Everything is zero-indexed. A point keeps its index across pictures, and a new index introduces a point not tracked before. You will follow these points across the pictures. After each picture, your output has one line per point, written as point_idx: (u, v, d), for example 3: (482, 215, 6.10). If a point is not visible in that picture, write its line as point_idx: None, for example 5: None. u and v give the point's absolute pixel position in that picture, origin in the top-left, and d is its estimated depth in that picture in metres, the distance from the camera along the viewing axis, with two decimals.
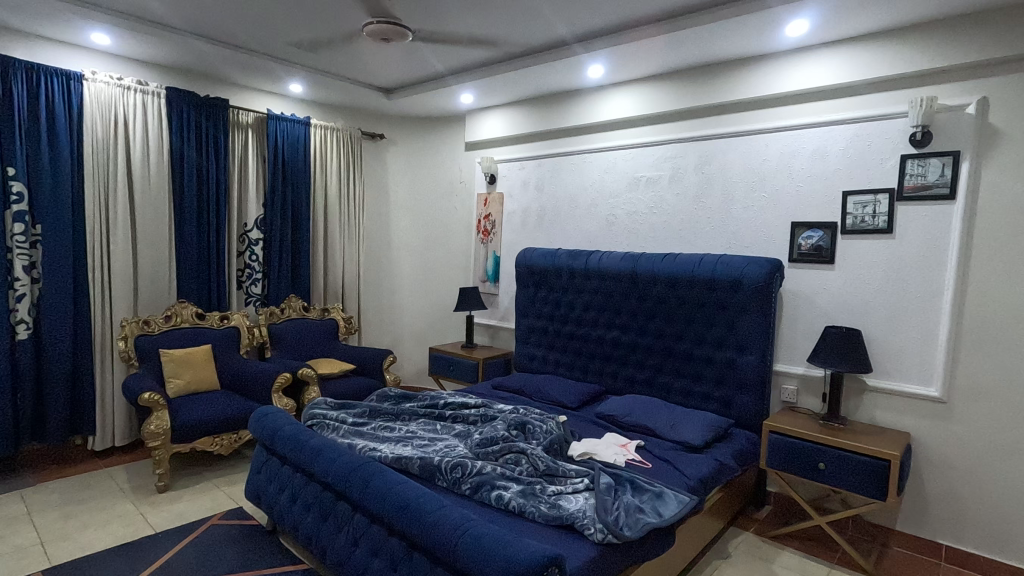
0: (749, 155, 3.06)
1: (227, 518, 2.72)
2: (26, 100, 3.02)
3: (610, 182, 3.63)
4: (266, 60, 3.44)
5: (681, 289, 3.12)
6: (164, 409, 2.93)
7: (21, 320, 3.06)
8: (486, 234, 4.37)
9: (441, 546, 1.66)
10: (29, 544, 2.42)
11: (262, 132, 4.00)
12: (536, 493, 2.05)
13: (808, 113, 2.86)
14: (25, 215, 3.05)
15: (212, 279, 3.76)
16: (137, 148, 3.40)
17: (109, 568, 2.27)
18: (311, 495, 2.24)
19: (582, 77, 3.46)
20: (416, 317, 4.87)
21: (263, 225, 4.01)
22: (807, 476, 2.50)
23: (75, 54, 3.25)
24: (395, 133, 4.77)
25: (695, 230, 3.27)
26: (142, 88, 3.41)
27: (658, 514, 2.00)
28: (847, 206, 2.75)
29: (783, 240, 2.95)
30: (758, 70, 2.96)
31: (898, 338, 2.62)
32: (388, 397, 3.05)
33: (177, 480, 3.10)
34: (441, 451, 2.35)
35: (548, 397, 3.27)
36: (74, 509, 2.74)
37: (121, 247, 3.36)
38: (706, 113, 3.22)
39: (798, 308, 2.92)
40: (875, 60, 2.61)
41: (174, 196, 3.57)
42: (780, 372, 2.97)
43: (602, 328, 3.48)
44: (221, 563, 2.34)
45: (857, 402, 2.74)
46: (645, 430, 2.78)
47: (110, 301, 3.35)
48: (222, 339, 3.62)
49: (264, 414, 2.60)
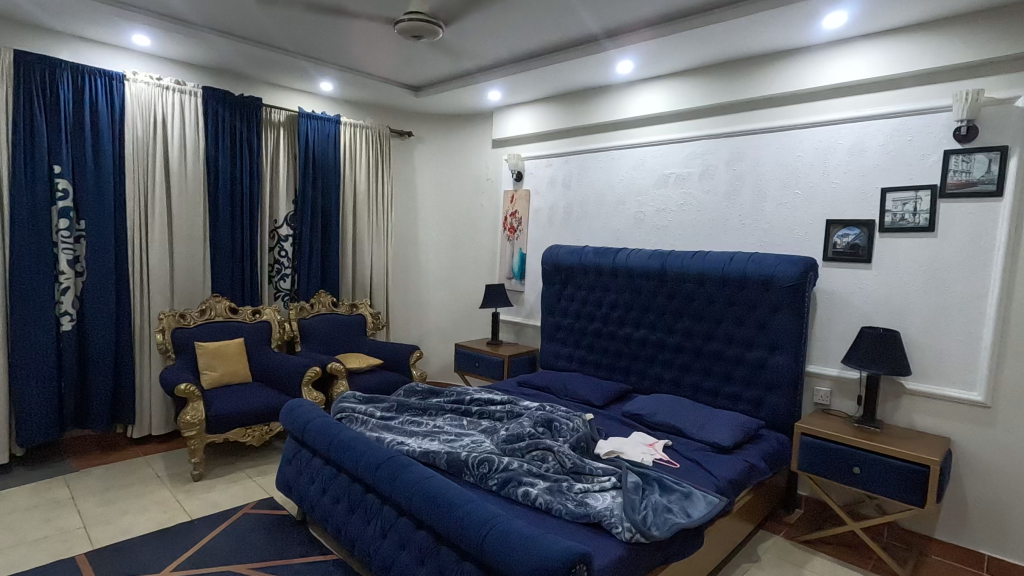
0: (783, 151, 2.99)
1: (259, 508, 2.78)
2: (71, 100, 3.14)
3: (638, 179, 3.60)
4: (298, 59, 3.50)
5: (710, 288, 3.08)
6: (199, 401, 3.02)
7: (66, 312, 3.18)
8: (513, 231, 4.37)
9: (469, 540, 1.66)
10: (73, 528, 2.52)
11: (294, 131, 4.07)
12: (563, 490, 2.05)
13: (845, 108, 2.79)
14: (70, 211, 3.17)
15: (245, 274, 3.85)
16: (174, 146, 3.49)
17: (149, 553, 2.35)
18: (341, 487, 2.28)
19: (611, 73, 3.43)
20: (442, 313, 4.91)
21: (293, 222, 4.09)
22: (840, 480, 2.44)
23: (116, 55, 3.36)
24: (423, 131, 4.80)
25: (726, 228, 3.21)
26: (180, 87, 3.50)
27: (687, 514, 1.98)
28: (886, 204, 2.66)
29: (818, 238, 2.88)
30: (794, 64, 2.88)
31: (940, 340, 2.54)
32: (415, 392, 3.08)
33: (211, 469, 3.19)
34: (467, 446, 2.36)
35: (574, 395, 3.26)
36: (115, 495, 2.84)
37: (159, 242, 3.46)
38: (738, 108, 3.16)
39: (833, 308, 2.84)
40: (919, 52, 2.52)
41: (209, 193, 3.66)
42: (813, 373, 2.90)
43: (629, 327, 3.45)
44: (254, 551, 2.40)
45: (894, 406, 2.66)
46: (673, 430, 2.75)
47: (149, 295, 3.47)
48: (255, 332, 3.70)
49: (294, 407, 2.65)
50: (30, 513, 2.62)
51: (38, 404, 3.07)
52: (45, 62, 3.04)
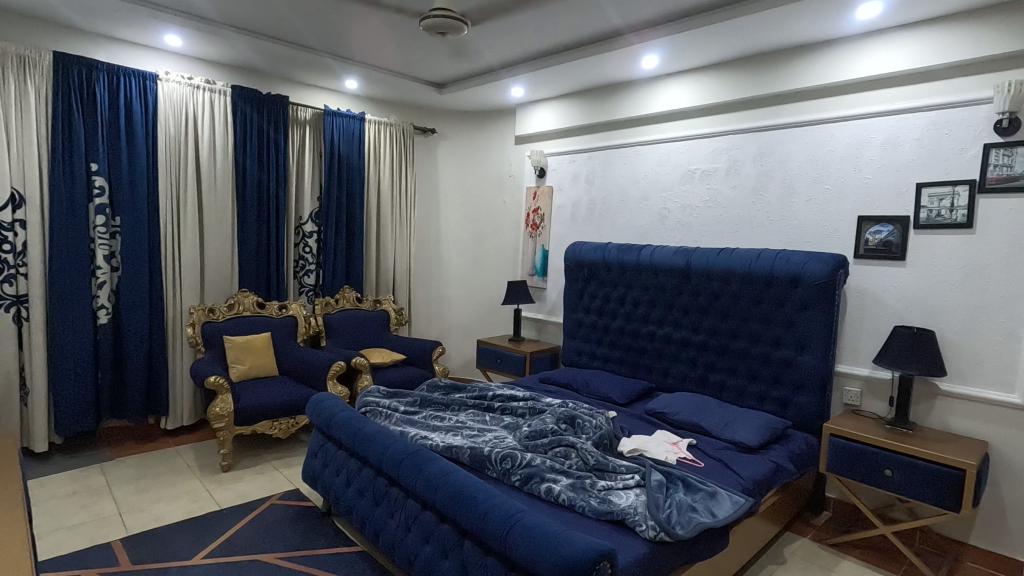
0: (813, 146, 2.92)
1: (285, 499, 2.84)
2: (107, 100, 3.22)
3: (663, 175, 3.55)
4: (325, 58, 3.54)
5: (737, 285, 3.03)
6: (228, 393, 3.07)
7: (102, 305, 3.28)
8: (535, 227, 4.36)
9: (492, 535, 1.67)
10: (109, 514, 2.60)
11: (319, 128, 4.12)
12: (586, 487, 2.04)
13: (879, 101, 2.71)
14: (106, 208, 3.27)
15: (270, 270, 3.91)
16: (205, 144, 3.57)
17: (180, 541, 2.41)
18: (365, 480, 2.31)
19: (635, 68, 3.40)
20: (464, 309, 4.93)
21: (318, 218, 4.15)
22: (870, 483, 2.39)
23: (149, 55, 3.44)
24: (446, 128, 4.83)
25: (753, 225, 3.16)
26: (210, 87, 3.58)
27: (712, 514, 1.95)
28: (920, 199, 2.59)
29: (848, 235, 2.82)
30: (826, 57, 2.81)
31: (977, 340, 2.46)
32: (438, 387, 3.10)
33: (239, 460, 3.26)
34: (490, 442, 2.37)
35: (597, 393, 3.24)
36: (149, 483, 2.92)
37: (190, 238, 3.55)
38: (766, 102, 3.10)
39: (864, 307, 2.77)
40: (958, 42, 2.43)
41: (237, 191, 3.73)
42: (842, 373, 2.84)
43: (653, 324, 3.41)
44: (282, 541, 2.45)
45: (927, 407, 2.59)
46: (697, 429, 2.72)
47: (180, 289, 3.56)
48: (282, 327, 3.77)
49: (320, 400, 2.69)
50: (69, 499, 2.72)
51: (75, 394, 3.17)
52: (83, 62, 3.13)
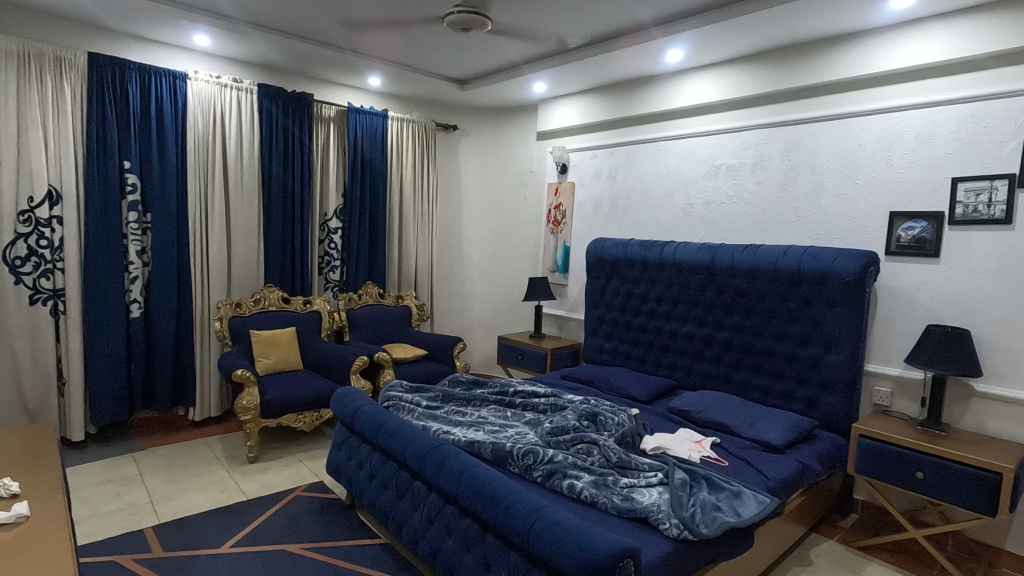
0: (843, 140, 2.86)
1: (310, 490, 2.88)
2: (139, 100, 3.30)
3: (687, 170, 3.51)
4: (348, 55, 3.57)
5: (763, 282, 2.98)
6: (254, 386, 3.14)
7: (134, 300, 3.38)
8: (557, 224, 4.35)
9: (515, 531, 1.68)
10: (141, 502, 2.68)
11: (343, 125, 4.16)
12: (608, 484, 2.03)
13: (913, 94, 2.63)
14: (138, 205, 3.36)
15: (295, 265, 3.98)
16: (232, 141, 3.64)
17: (208, 530, 2.47)
18: (388, 474, 2.33)
19: (659, 62, 3.36)
20: (484, 306, 4.95)
21: (342, 214, 4.19)
22: (901, 485, 2.33)
23: (179, 55, 3.52)
24: (468, 124, 4.83)
25: (779, 222, 3.11)
26: (238, 85, 3.64)
27: (737, 513, 1.93)
28: (956, 194, 2.51)
29: (880, 231, 2.75)
30: (857, 48, 2.74)
31: (1015, 340, 2.38)
32: (460, 382, 3.12)
33: (265, 453, 3.32)
34: (512, 437, 2.37)
35: (618, 390, 3.22)
36: (179, 473, 3.00)
37: (218, 233, 3.61)
38: (795, 96, 3.04)
39: (895, 305, 2.71)
40: (998, 31, 2.35)
41: (263, 187, 3.79)
42: (872, 373, 2.77)
43: (676, 321, 3.38)
44: (307, 532, 2.49)
45: (961, 409, 2.52)
46: (721, 428, 2.68)
47: (209, 285, 3.63)
48: (306, 322, 3.83)
49: (344, 394, 2.72)
50: (103, 487, 2.80)
51: (108, 386, 3.27)
52: (116, 63, 3.21)
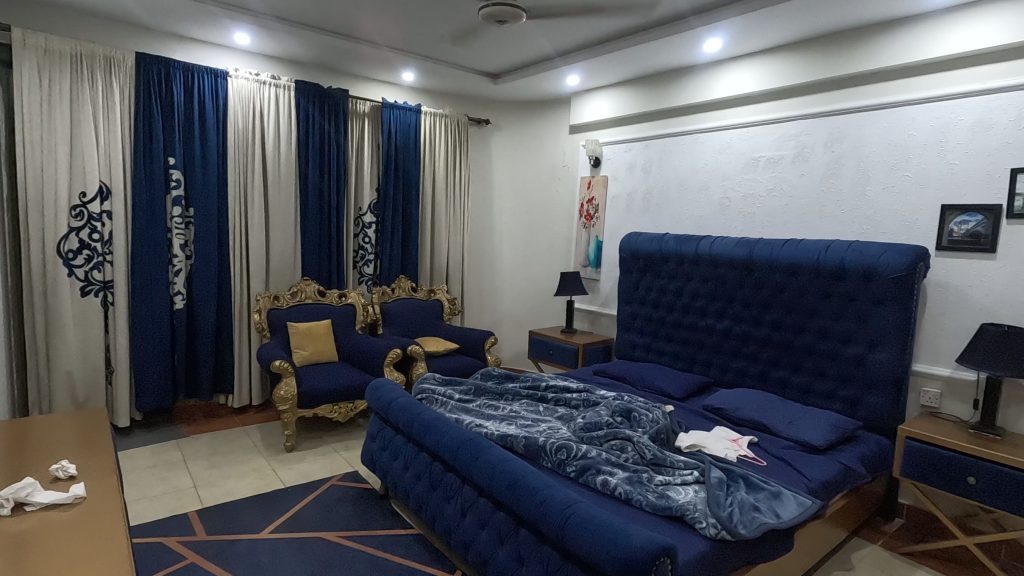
0: (892, 129, 2.74)
1: (345, 480, 2.94)
2: (182, 98, 3.40)
3: (724, 163, 3.43)
4: (383, 50, 3.60)
5: (804, 277, 2.89)
6: (292, 376, 3.20)
7: (178, 291, 3.49)
8: (589, 218, 4.32)
9: (549, 526, 1.67)
10: (185, 487, 2.78)
11: (377, 121, 4.20)
12: (643, 481, 2.01)
13: (968, 81, 2.51)
14: (182, 200, 3.46)
15: (331, 259, 4.05)
16: (270, 137, 3.72)
17: (248, 515, 2.54)
18: (421, 465, 2.36)
19: (697, 52, 3.28)
20: (515, 300, 4.95)
21: (376, 209, 4.25)
22: (951, 490, 2.23)
23: (220, 54, 3.61)
24: (500, 119, 4.82)
25: (822, 216, 3.01)
26: (276, 82, 3.72)
27: (777, 515, 1.88)
28: (1015, 186, 2.38)
29: (930, 225, 2.63)
30: (907, 33, 2.62)
31: None
32: (492, 376, 3.13)
33: (302, 442, 3.40)
34: (544, 432, 2.36)
35: (652, 386, 3.18)
36: (221, 460, 3.10)
37: (257, 227, 3.70)
38: (840, 85, 2.93)
39: (946, 302, 2.59)
40: None
41: (300, 183, 3.87)
42: (919, 373, 2.67)
43: (711, 317, 3.31)
44: (342, 520, 2.54)
45: (1018, 412, 2.40)
46: (759, 427, 2.62)
47: (249, 277, 3.73)
48: (341, 315, 3.89)
49: (378, 386, 2.76)
50: (150, 471, 2.92)
51: (153, 374, 3.39)
52: (161, 63, 3.31)
